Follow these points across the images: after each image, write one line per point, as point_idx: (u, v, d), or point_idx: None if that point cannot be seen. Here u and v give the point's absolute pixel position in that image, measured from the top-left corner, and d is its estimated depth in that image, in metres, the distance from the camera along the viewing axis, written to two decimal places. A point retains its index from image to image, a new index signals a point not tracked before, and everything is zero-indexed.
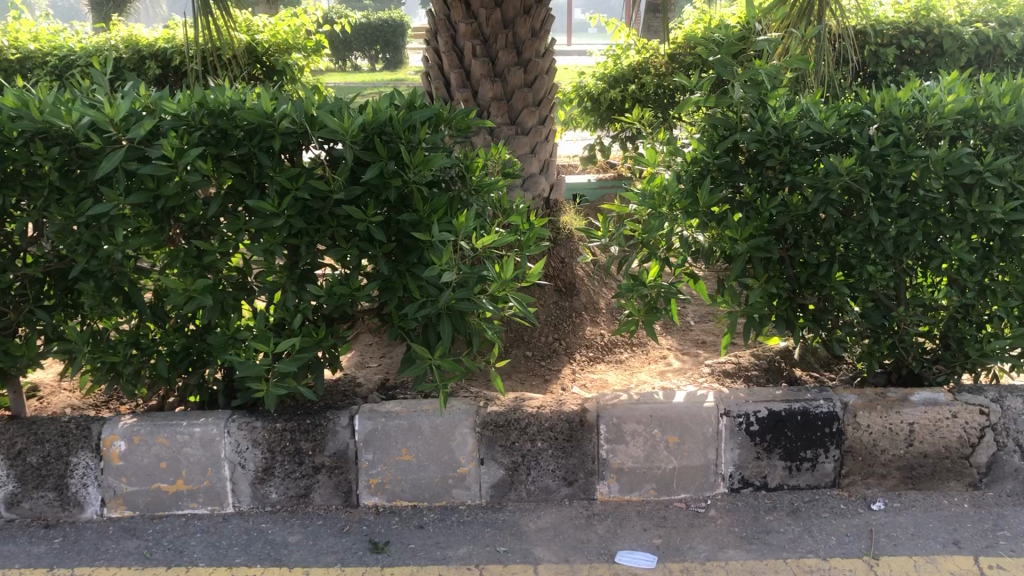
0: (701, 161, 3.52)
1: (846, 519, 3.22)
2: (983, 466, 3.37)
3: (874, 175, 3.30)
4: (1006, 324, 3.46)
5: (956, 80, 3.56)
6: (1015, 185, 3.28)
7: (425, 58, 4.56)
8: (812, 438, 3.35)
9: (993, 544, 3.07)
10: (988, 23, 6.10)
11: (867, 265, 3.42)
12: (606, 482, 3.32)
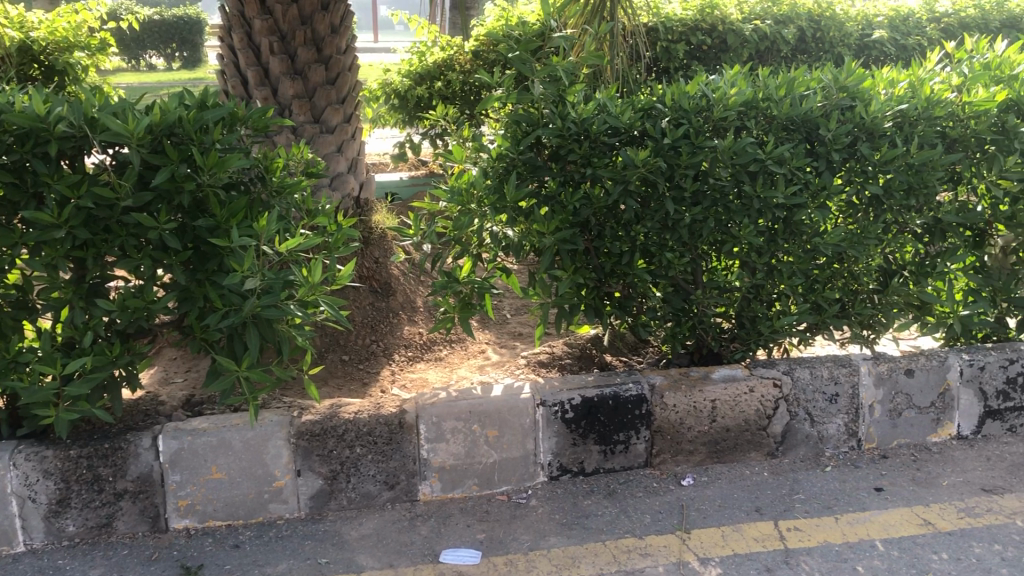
0: (507, 157, 3.54)
1: (659, 496, 3.35)
2: (779, 435, 3.60)
3: (667, 166, 3.45)
4: (793, 301, 3.71)
5: (738, 74, 3.77)
6: (794, 171, 3.51)
7: (219, 56, 4.36)
8: (623, 421, 3.47)
9: (790, 507, 3.28)
10: (765, 20, 6.53)
11: (666, 252, 3.57)
12: (428, 482, 3.31)
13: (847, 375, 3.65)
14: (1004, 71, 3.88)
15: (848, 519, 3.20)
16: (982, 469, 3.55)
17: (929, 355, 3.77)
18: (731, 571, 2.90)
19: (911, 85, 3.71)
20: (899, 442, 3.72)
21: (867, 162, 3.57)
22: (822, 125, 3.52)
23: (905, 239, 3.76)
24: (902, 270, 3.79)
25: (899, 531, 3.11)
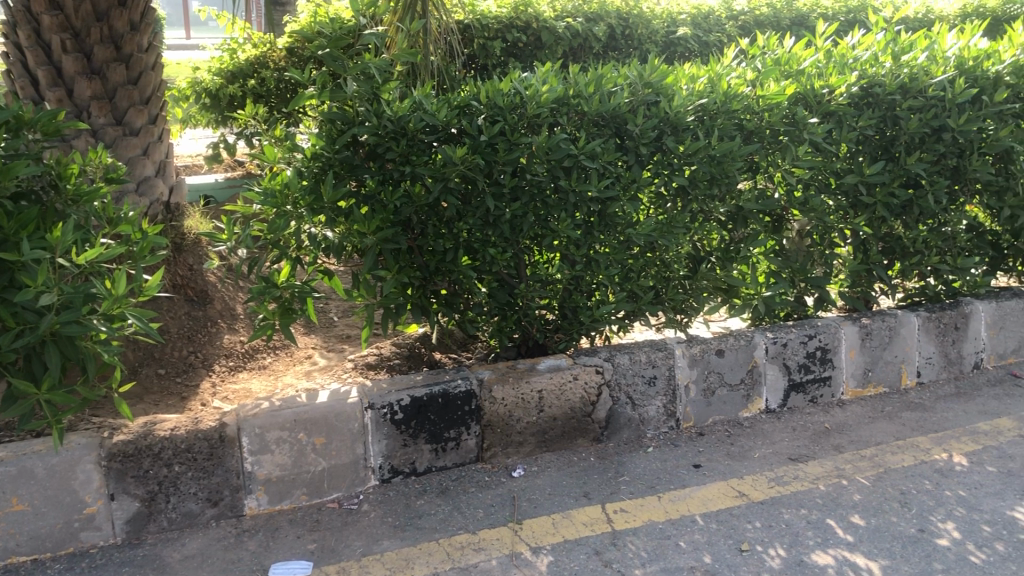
0: (322, 156, 3.46)
1: (491, 490, 3.39)
2: (603, 421, 3.72)
3: (485, 163, 3.48)
4: (611, 291, 3.85)
5: (549, 71, 3.83)
6: (606, 166, 3.62)
7: (5, 54, 4.04)
8: (453, 418, 3.47)
9: (616, 490, 3.39)
10: (577, 18, 6.70)
11: (488, 248, 3.61)
12: (254, 495, 3.20)
13: (664, 358, 3.81)
14: (793, 66, 4.13)
15: (671, 497, 3.34)
16: (788, 439, 3.80)
17: (737, 335, 3.99)
18: (562, 557, 2.96)
19: (710, 80, 3.91)
20: (713, 419, 3.93)
21: (673, 155, 3.75)
22: (630, 120, 3.65)
23: (711, 227, 3.96)
24: (710, 256, 4.00)
25: (717, 504, 3.28)
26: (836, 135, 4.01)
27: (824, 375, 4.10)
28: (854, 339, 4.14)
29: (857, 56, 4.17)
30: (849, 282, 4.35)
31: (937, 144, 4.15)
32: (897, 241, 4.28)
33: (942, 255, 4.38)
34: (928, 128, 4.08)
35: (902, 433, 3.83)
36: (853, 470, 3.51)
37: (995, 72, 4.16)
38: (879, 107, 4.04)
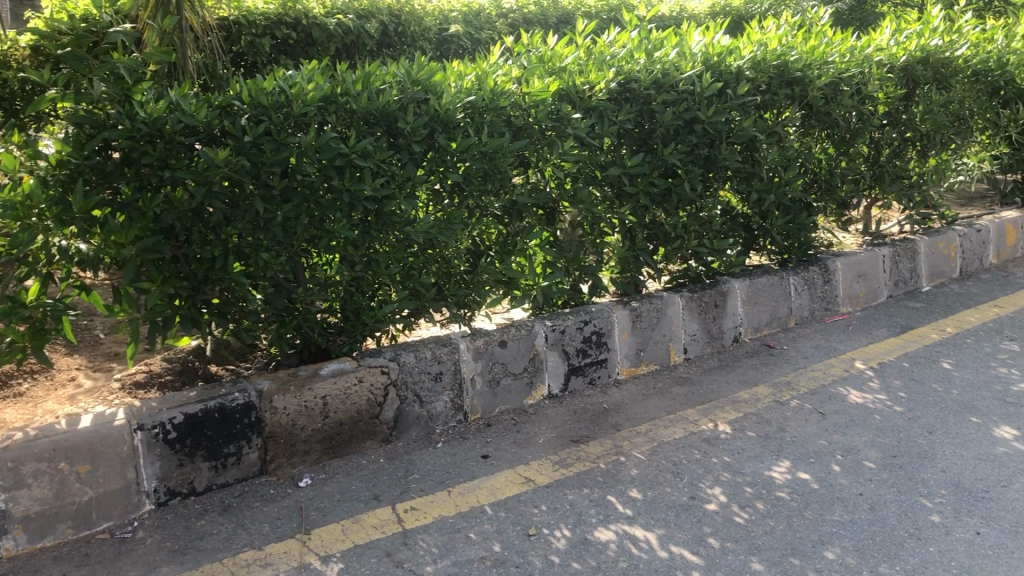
0: (69, 163, 3.19)
1: (277, 502, 3.29)
2: (390, 421, 3.70)
3: (252, 164, 3.37)
4: (392, 290, 3.83)
5: (316, 69, 3.74)
6: (379, 164, 3.60)
7: None
8: (232, 432, 3.34)
9: (406, 489, 3.39)
10: (347, 15, 6.57)
11: (261, 253, 3.49)
12: (11, 535, 2.92)
13: (448, 353, 3.83)
14: (555, 63, 4.27)
15: (460, 491, 3.38)
16: (571, 422, 3.93)
17: (518, 325, 4.08)
18: (352, 562, 2.92)
19: (477, 77, 3.94)
20: (499, 409, 4.01)
21: (445, 151, 3.76)
22: (399, 118, 3.63)
23: (487, 222, 4.03)
24: (488, 251, 4.06)
25: (505, 493, 3.35)
26: (598, 129, 4.19)
27: (600, 357, 4.28)
28: (626, 322, 4.35)
29: (614, 53, 4.39)
30: (619, 268, 4.56)
31: (690, 135, 4.44)
32: (660, 227, 4.54)
33: (701, 239, 4.70)
34: (681, 120, 4.36)
35: (673, 407, 4.07)
36: (630, 446, 3.70)
37: (737, 67, 4.50)
38: (636, 102, 4.26)
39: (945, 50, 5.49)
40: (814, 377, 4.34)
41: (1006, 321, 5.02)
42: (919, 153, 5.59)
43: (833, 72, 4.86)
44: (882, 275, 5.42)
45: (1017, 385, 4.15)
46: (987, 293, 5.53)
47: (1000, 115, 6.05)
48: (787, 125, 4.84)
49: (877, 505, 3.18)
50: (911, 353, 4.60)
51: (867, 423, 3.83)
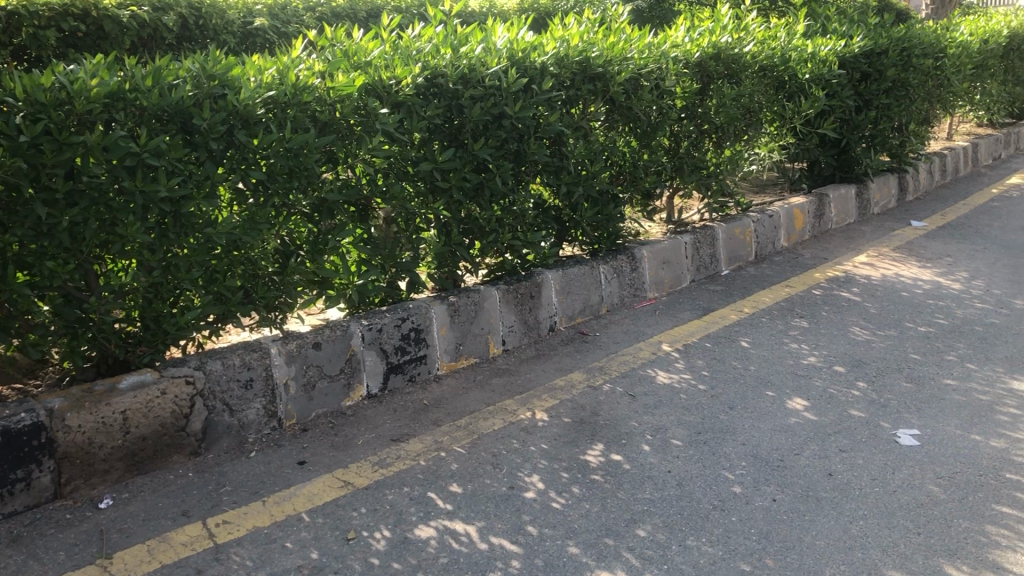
0: None
1: (73, 528, 3.06)
2: (199, 433, 3.53)
3: (29, 166, 3.11)
4: (195, 294, 3.65)
5: (102, 62, 3.46)
6: (175, 163, 3.42)
7: None
8: (19, 456, 3.09)
9: (218, 502, 3.25)
10: (141, 7, 6.22)
11: (46, 261, 3.24)
12: None
13: (259, 359, 3.69)
14: (360, 58, 4.20)
15: (275, 500, 3.27)
16: (390, 421, 3.89)
17: (332, 326, 4.00)
18: None
19: (278, 71, 3.81)
20: (316, 413, 3.91)
21: (246, 149, 3.62)
22: (195, 114, 3.45)
23: (296, 221, 3.91)
24: (298, 250, 3.94)
25: (322, 498, 3.27)
26: (407, 125, 4.16)
27: (419, 354, 4.26)
28: (443, 317, 4.34)
29: (420, 48, 4.37)
30: (435, 264, 4.54)
31: (499, 130, 4.49)
32: (474, 222, 4.56)
33: (514, 231, 4.75)
34: (489, 115, 4.40)
35: (492, 399, 4.10)
36: (450, 441, 3.70)
37: (541, 63, 4.59)
38: (444, 97, 4.26)
39: (734, 47, 5.83)
40: (625, 361, 4.50)
41: (796, 300, 5.38)
42: (715, 144, 5.90)
43: (632, 68, 5.05)
44: (684, 261, 5.67)
45: (806, 358, 4.46)
46: (779, 274, 5.91)
47: (785, 108, 6.50)
48: (592, 119, 4.98)
49: (684, 481, 3.33)
50: (713, 333, 4.85)
51: (674, 402, 4.01)
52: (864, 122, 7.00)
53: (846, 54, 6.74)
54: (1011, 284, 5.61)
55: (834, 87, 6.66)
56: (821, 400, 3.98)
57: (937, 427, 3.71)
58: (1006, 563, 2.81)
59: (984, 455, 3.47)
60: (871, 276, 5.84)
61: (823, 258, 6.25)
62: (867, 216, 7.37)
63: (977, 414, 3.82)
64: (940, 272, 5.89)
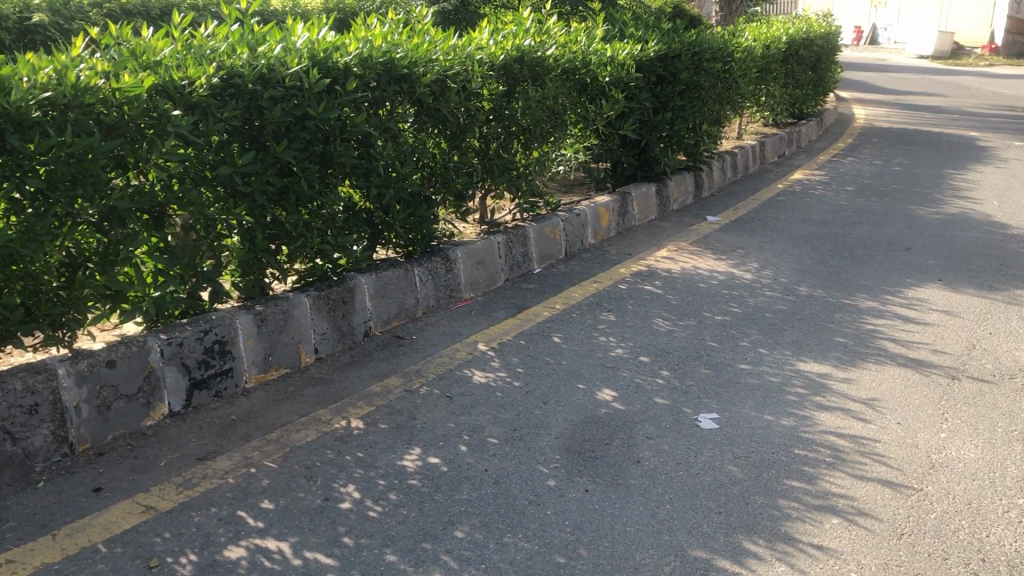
0: None
1: None
2: None
3: None
4: None
5: None
6: None
7: None
8: None
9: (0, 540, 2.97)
10: None
11: None
12: None
13: (44, 381, 3.41)
14: (149, 57, 3.95)
15: (67, 532, 3.03)
16: (195, 440, 3.70)
17: (128, 342, 3.75)
18: None
19: (53, 70, 3.51)
20: (112, 435, 3.65)
21: (21, 154, 3.33)
22: None
23: (82, 231, 3.64)
24: (86, 262, 3.67)
25: (120, 527, 3.06)
26: (203, 127, 3.96)
27: (225, 367, 4.07)
28: (250, 327, 4.18)
29: (214, 47, 4.19)
30: (240, 271, 4.36)
31: (302, 132, 4.37)
32: (281, 227, 4.41)
33: (324, 235, 4.62)
34: (291, 117, 4.27)
35: (305, 409, 3.98)
36: (261, 456, 3.56)
37: (344, 63, 4.50)
38: (242, 98, 4.09)
39: (537, 50, 5.95)
40: (440, 363, 4.49)
41: (605, 295, 5.56)
42: (523, 145, 6.01)
43: (437, 70, 5.05)
44: (498, 261, 5.72)
45: (614, 351, 4.62)
46: (588, 271, 6.09)
47: (588, 110, 6.71)
48: (399, 121, 4.95)
49: (500, 479, 3.36)
50: (526, 331, 4.93)
51: (490, 401, 4.04)
52: (661, 123, 7.34)
53: (642, 58, 7.05)
54: (795, 273, 6.03)
55: (632, 89, 6.94)
56: (629, 390, 4.13)
57: (734, 410, 3.93)
58: (796, 533, 3.01)
59: (776, 433, 3.71)
60: (673, 269, 6.12)
61: (628, 254, 6.49)
62: (667, 213, 7.72)
63: (769, 396, 4.07)
64: (734, 264, 6.26)
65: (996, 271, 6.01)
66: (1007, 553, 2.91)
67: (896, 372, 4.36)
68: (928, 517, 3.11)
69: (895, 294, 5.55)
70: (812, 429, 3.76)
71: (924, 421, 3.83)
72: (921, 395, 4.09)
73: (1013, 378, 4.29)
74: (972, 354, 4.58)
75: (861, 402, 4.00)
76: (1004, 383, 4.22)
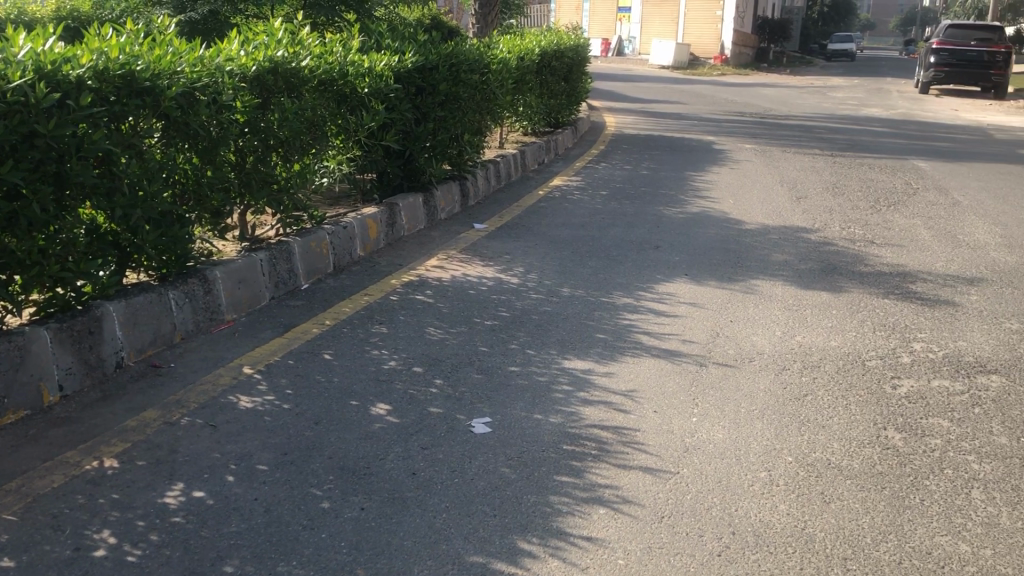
0: None
1: None
2: None
3: None
4: None
5: None
6: None
7: None
8: None
9: None
10: None
11: None
12: None
13: None
14: None
15: None
16: None
17: None
18: None
19: None
20: None
21: None
22: None
23: None
24: None
25: None
26: None
27: None
28: None
29: None
30: None
31: (31, 151, 3.99)
32: (12, 255, 4.01)
33: (64, 262, 4.25)
34: (17, 135, 3.89)
35: (50, 453, 3.64)
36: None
37: (76, 76, 4.18)
38: None
39: (290, 62, 5.82)
40: (204, 390, 4.26)
41: (375, 308, 5.51)
42: (282, 159, 5.84)
43: (183, 81, 4.82)
44: (262, 278, 5.51)
45: (386, 363, 4.59)
46: (357, 284, 6.01)
47: (348, 121, 6.64)
48: (144, 136, 4.66)
49: (272, 506, 3.24)
50: (295, 350, 4.79)
51: (258, 426, 3.88)
52: (424, 133, 7.39)
53: (400, 68, 7.07)
54: (558, 275, 6.27)
55: (392, 100, 6.95)
56: (402, 402, 4.11)
57: (506, 412, 4.02)
58: (567, 527, 3.12)
59: (546, 432, 3.83)
60: (442, 278, 6.17)
61: (398, 265, 6.48)
62: (436, 222, 7.78)
63: (537, 395, 4.20)
64: (501, 269, 6.41)
65: (735, 264, 6.56)
66: (753, 523, 3.16)
67: (652, 363, 4.63)
68: (684, 498, 3.32)
69: (649, 290, 5.91)
70: (578, 424, 3.92)
71: (679, 408, 4.10)
72: (675, 384, 4.36)
73: (752, 361, 4.69)
74: (717, 342, 4.96)
75: (622, 395, 4.22)
76: (745, 367, 4.60)
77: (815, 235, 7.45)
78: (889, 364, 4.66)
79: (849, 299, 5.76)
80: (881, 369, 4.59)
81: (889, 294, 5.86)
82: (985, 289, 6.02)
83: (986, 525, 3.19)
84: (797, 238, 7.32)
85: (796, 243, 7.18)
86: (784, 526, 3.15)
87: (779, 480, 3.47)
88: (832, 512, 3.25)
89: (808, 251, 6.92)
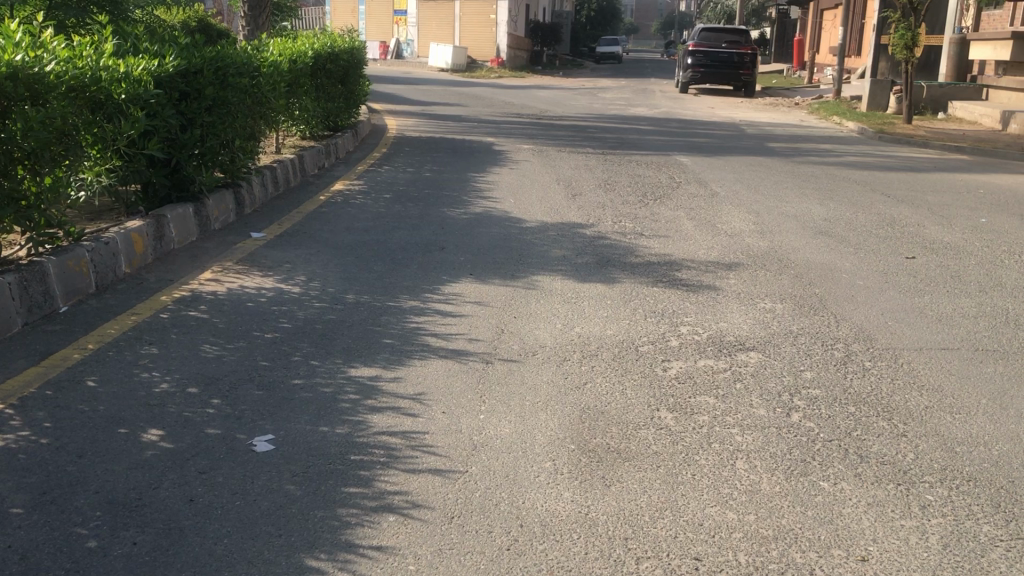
0: None
1: None
2: None
3: None
4: None
5: None
6: None
7: None
8: None
9: None
10: None
11: None
12: None
13: None
14: None
15: None
16: None
17: None
18: None
19: None
20: None
21: None
22: None
23: None
24: None
25: None
26: None
27: None
28: None
29: None
30: None
31: None
32: None
33: None
34: None
35: None
36: None
37: None
38: None
39: (33, 66, 5.29)
40: None
41: (144, 328, 5.17)
42: (30, 172, 5.35)
43: None
44: (12, 303, 5.03)
45: (158, 386, 4.32)
46: (124, 303, 5.62)
47: (104, 129, 6.18)
48: None
49: (29, 552, 2.95)
50: (52, 379, 4.40)
51: (11, 465, 3.53)
52: (191, 140, 7.03)
53: (160, 73, 6.67)
54: (341, 281, 6.16)
55: (153, 106, 6.54)
56: (176, 426, 3.88)
57: (290, 427, 3.89)
58: (356, 539, 3.06)
59: (332, 443, 3.73)
60: (218, 291, 5.90)
61: (169, 280, 6.12)
62: (209, 233, 7.42)
63: (322, 407, 4.09)
64: (281, 279, 6.21)
65: (516, 261, 6.71)
66: (539, 514, 3.23)
67: (439, 364, 4.64)
68: (472, 496, 3.35)
69: (433, 292, 5.92)
70: (365, 432, 3.85)
71: (466, 406, 4.13)
72: (462, 383, 4.40)
73: (535, 354, 4.80)
74: (501, 338, 5.05)
75: (409, 399, 4.19)
76: (528, 361, 4.71)
77: (590, 230, 7.77)
78: (660, 349, 4.91)
79: (622, 289, 6.04)
80: (653, 354, 4.84)
81: (658, 282, 6.20)
82: (741, 273, 6.49)
83: (750, 492, 3.43)
84: (574, 234, 7.60)
85: (572, 238, 7.44)
86: (569, 513, 3.25)
87: (563, 469, 3.57)
88: (613, 494, 3.39)
89: (584, 246, 7.19)
